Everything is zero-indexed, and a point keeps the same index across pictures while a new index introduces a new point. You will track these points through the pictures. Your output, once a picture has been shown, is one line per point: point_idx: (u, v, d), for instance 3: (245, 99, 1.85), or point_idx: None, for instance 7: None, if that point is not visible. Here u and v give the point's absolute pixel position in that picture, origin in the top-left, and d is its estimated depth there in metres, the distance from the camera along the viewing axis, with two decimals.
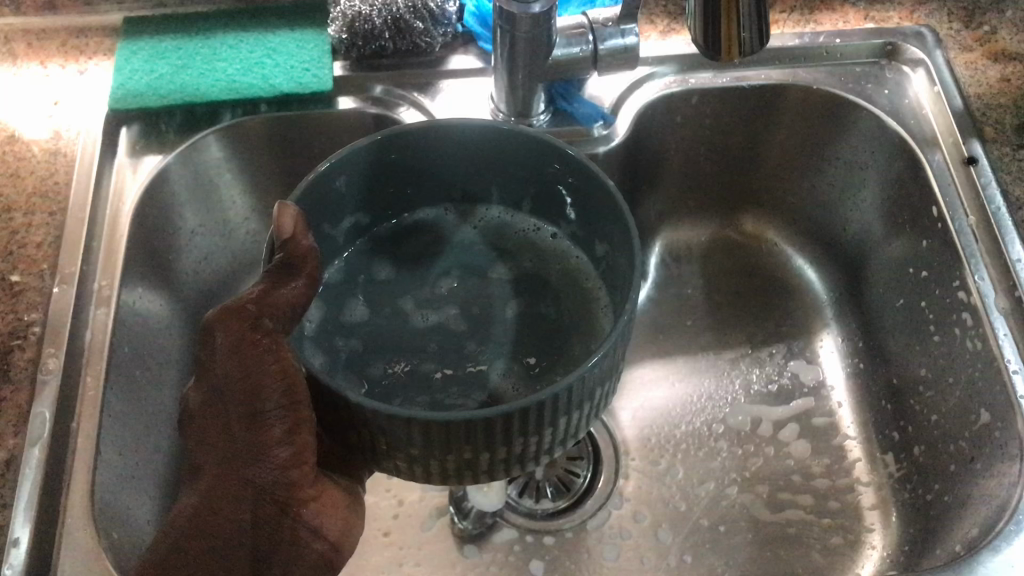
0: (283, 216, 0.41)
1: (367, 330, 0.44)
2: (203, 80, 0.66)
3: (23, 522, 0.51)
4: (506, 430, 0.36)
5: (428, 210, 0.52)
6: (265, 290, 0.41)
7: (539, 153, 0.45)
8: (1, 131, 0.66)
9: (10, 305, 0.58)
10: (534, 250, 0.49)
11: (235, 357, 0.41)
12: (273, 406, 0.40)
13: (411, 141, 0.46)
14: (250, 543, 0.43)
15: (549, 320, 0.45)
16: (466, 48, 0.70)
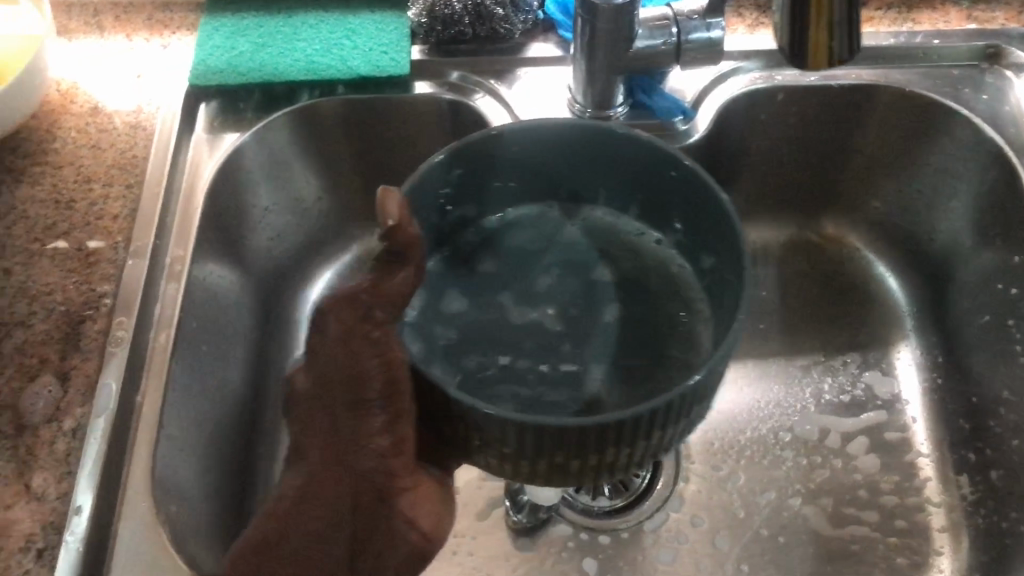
0: (385, 202, 0.39)
1: (472, 322, 0.47)
2: (283, 59, 0.67)
3: (86, 489, 0.52)
4: (603, 440, 0.37)
5: (532, 207, 0.54)
6: (374, 281, 0.40)
7: (657, 161, 0.47)
8: (85, 102, 0.68)
9: (85, 276, 0.60)
10: (636, 256, 0.53)
11: (342, 341, 0.40)
12: (378, 392, 0.39)
13: (528, 142, 0.48)
14: (346, 534, 0.41)
15: (646, 328, 0.48)
16: (547, 35, 0.70)
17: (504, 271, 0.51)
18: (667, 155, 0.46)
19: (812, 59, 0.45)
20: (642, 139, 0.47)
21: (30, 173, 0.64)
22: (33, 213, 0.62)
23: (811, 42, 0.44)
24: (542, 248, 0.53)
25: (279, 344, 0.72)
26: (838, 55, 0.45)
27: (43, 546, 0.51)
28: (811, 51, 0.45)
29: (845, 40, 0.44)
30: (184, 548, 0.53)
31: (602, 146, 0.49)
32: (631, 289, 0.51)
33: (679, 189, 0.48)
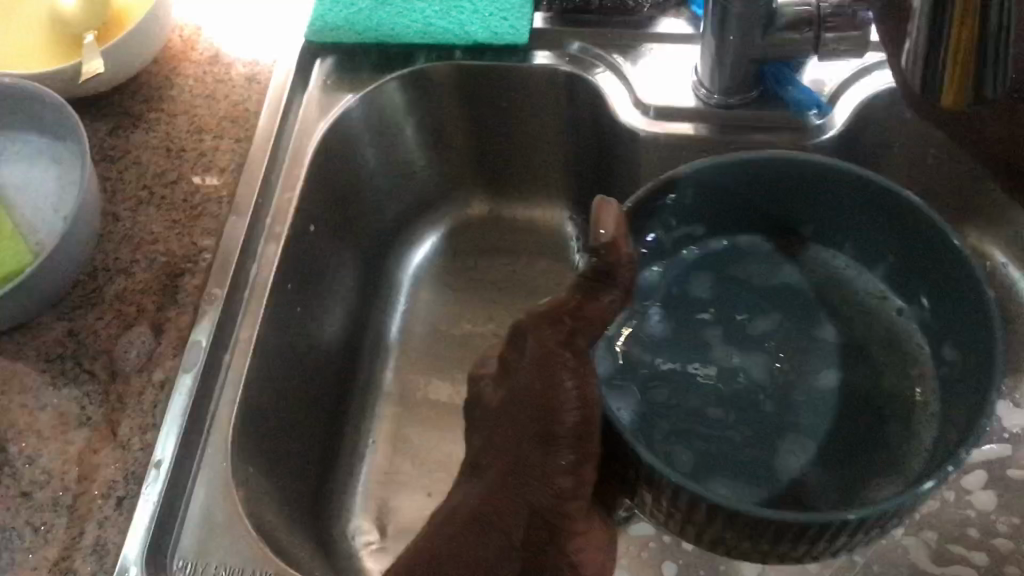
0: (603, 214, 0.45)
1: (673, 361, 0.54)
2: (401, 20, 0.65)
3: (167, 445, 0.53)
4: (802, 534, 0.41)
5: (746, 235, 0.58)
6: (580, 300, 0.45)
7: (886, 206, 0.51)
8: (206, 48, 0.68)
9: (188, 228, 0.60)
10: (862, 315, 0.56)
11: (542, 372, 0.45)
12: (567, 434, 0.44)
13: (767, 175, 0.53)
14: (514, 563, 0.44)
15: (861, 398, 0.53)
16: (679, 9, 0.65)
17: (720, 301, 0.57)
18: (929, 223, 0.49)
19: (947, 94, 0.39)
20: (908, 198, 0.50)
21: (147, 119, 0.65)
22: (145, 159, 0.63)
23: (948, 75, 0.39)
24: (766, 289, 0.57)
25: (377, 304, 0.73)
26: (978, 91, 0.39)
27: (124, 494, 0.52)
28: None
29: (986, 76, 0.39)
30: (256, 511, 0.54)
31: (845, 191, 0.52)
32: (857, 354, 0.55)
33: (934, 262, 0.50)
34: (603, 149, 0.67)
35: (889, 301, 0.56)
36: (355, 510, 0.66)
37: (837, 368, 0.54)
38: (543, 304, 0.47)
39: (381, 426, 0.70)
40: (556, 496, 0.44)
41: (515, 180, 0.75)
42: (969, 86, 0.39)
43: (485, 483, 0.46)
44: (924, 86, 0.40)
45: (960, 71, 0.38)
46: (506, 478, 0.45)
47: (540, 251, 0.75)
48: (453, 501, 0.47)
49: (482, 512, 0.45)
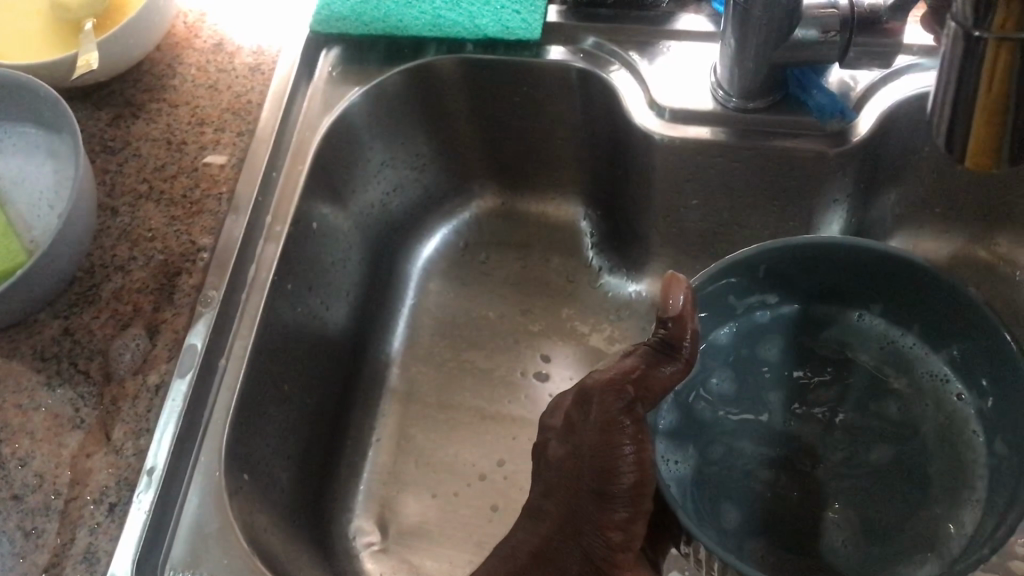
0: (672, 290, 0.49)
1: (721, 429, 0.58)
2: (410, 11, 0.63)
3: (159, 453, 0.52)
4: None
5: (791, 308, 0.59)
6: (643, 371, 0.48)
7: (934, 284, 0.52)
8: (210, 36, 0.66)
9: (186, 225, 0.59)
10: (925, 396, 0.56)
11: (601, 434, 0.47)
12: (622, 493, 0.45)
13: (815, 258, 0.54)
14: None
15: (910, 477, 0.54)
16: (699, 5, 0.62)
17: (788, 363, 0.60)
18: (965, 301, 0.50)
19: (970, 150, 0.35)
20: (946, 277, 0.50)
21: (147, 110, 0.63)
22: (145, 152, 0.61)
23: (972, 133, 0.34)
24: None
25: (384, 300, 0.71)
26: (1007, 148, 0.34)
27: (115, 501, 0.51)
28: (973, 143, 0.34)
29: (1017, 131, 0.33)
30: (250, 520, 0.53)
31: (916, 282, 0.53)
32: (906, 434, 0.55)
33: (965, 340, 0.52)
34: (618, 147, 0.64)
35: (950, 386, 0.55)
36: (357, 510, 0.65)
37: (890, 443, 0.56)
38: (604, 373, 0.49)
39: (384, 425, 0.68)
40: (605, 547, 0.46)
41: (538, 179, 0.72)
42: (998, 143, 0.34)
43: (546, 530, 0.48)
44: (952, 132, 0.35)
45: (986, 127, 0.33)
46: (563, 525, 0.48)
47: (552, 246, 0.73)
48: (518, 542, 0.49)
49: (544, 556, 0.48)
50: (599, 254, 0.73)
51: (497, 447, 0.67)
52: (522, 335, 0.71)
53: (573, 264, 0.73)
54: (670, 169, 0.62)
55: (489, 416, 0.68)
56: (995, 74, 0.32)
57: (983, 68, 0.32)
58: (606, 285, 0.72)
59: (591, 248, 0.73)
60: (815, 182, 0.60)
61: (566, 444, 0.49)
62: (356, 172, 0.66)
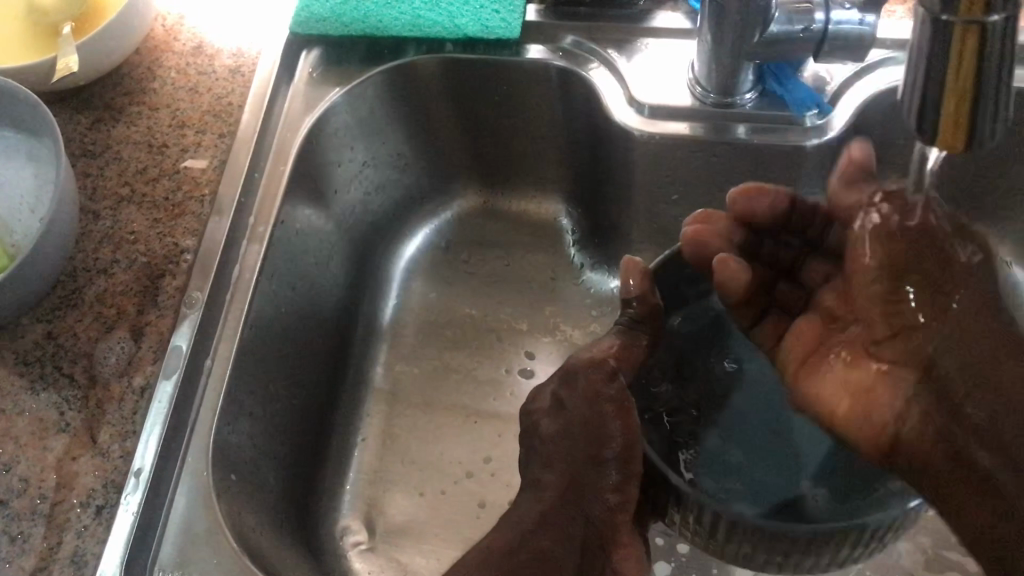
0: (631, 270, 0.51)
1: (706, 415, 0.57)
2: (390, 11, 0.63)
3: (146, 454, 0.52)
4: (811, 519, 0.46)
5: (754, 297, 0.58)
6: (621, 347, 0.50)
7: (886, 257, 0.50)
8: (189, 39, 0.66)
9: (169, 227, 0.59)
10: None
11: (588, 406, 0.48)
12: (613, 456, 0.46)
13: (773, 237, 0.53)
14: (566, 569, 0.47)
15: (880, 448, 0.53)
16: (676, 2, 0.63)
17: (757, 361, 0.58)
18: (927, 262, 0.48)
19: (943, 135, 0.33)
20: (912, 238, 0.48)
21: (127, 113, 0.63)
22: (127, 155, 0.61)
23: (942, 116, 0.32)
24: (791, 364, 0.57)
25: (367, 300, 0.72)
26: (979, 130, 0.33)
27: (103, 503, 0.51)
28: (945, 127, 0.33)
29: (988, 108, 0.32)
30: (238, 520, 0.53)
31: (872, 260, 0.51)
32: None
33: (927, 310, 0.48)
34: (598, 144, 0.65)
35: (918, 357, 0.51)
36: (344, 510, 0.65)
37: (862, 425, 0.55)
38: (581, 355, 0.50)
39: (370, 424, 0.69)
40: (606, 509, 0.46)
41: (518, 178, 0.73)
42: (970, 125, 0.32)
43: (551, 500, 0.48)
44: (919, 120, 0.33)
45: (959, 107, 0.32)
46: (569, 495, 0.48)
47: (534, 244, 0.74)
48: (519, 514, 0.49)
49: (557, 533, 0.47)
50: (580, 252, 0.73)
51: (483, 444, 0.67)
52: (506, 332, 0.71)
53: (555, 262, 0.74)
54: (650, 165, 0.62)
55: (474, 413, 0.68)
56: (963, 54, 0.30)
57: (952, 49, 0.30)
58: (589, 281, 0.73)
59: (573, 245, 0.74)
60: (792, 177, 0.60)
61: (558, 420, 0.50)
62: (337, 172, 0.66)
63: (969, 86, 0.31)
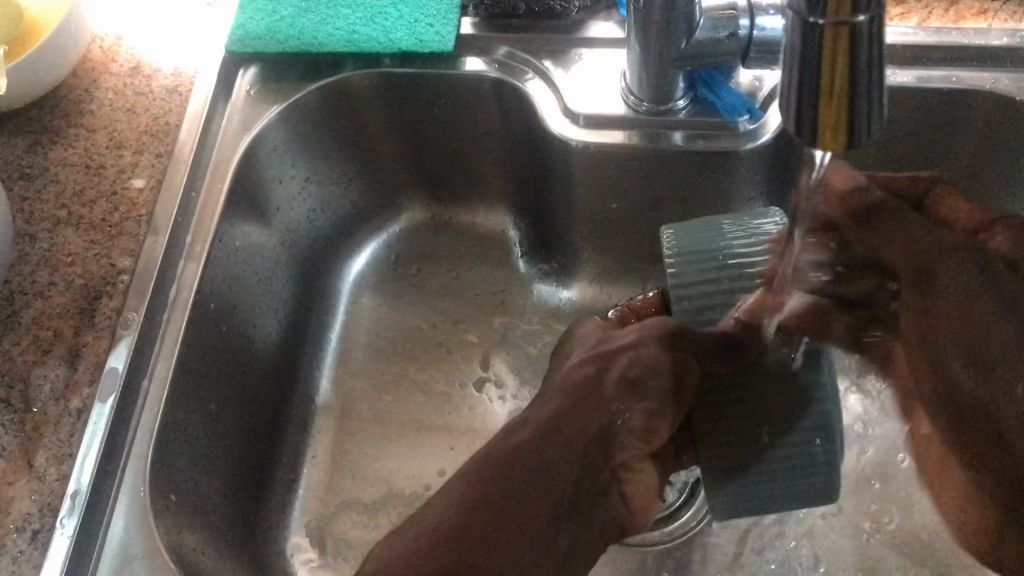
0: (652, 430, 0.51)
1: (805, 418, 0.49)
2: (324, 27, 0.64)
3: (81, 475, 0.51)
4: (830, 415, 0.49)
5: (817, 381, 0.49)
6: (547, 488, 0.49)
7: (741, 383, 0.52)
8: (127, 60, 0.67)
9: (106, 248, 0.59)
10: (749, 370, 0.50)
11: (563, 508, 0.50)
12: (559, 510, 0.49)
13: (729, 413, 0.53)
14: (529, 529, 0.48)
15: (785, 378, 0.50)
16: (609, 12, 0.63)
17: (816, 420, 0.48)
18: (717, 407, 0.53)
19: (822, 133, 0.30)
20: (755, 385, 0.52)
21: (65, 135, 0.63)
22: (64, 178, 0.61)
23: (821, 117, 0.30)
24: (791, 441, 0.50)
25: (316, 317, 0.71)
26: (861, 133, 0.30)
27: (38, 527, 0.50)
28: (826, 119, 0.30)
29: (863, 109, 0.30)
30: (176, 540, 0.53)
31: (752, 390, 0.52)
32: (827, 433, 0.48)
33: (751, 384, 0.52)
34: (537, 155, 0.65)
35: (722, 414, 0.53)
36: (294, 528, 0.64)
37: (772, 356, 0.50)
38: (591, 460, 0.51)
39: (319, 441, 0.68)
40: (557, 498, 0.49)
41: (458, 189, 0.73)
42: (848, 126, 0.30)
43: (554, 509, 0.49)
44: (796, 131, 0.31)
45: (837, 112, 0.30)
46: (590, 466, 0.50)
47: (481, 256, 0.74)
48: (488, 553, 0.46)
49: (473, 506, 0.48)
50: (528, 262, 0.73)
51: (431, 455, 0.67)
52: (455, 344, 0.71)
53: (504, 275, 0.74)
54: (590, 174, 0.62)
55: (421, 424, 0.68)
56: (835, 62, 0.29)
57: (823, 56, 0.29)
58: (538, 292, 0.73)
59: (520, 256, 0.73)
60: (729, 182, 0.61)
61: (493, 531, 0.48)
62: (279, 188, 0.66)
63: (847, 97, 0.30)
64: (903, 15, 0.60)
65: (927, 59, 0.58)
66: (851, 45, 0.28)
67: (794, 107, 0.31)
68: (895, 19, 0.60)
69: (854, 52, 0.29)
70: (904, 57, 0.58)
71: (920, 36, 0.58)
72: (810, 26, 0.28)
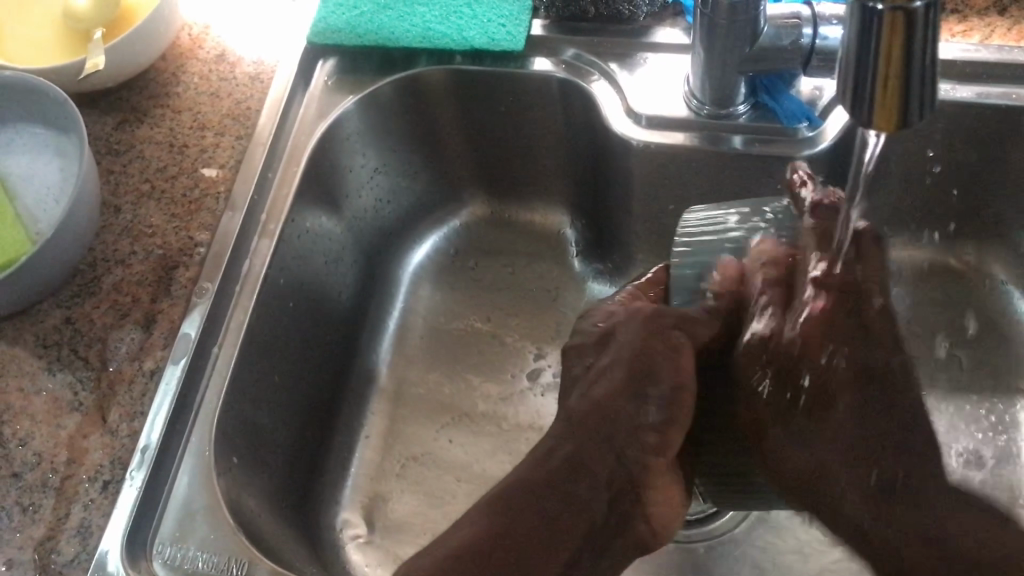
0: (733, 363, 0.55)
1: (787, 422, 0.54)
2: (401, 24, 0.67)
3: (153, 431, 0.54)
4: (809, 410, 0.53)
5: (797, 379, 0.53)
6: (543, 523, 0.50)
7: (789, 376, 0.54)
8: (213, 48, 0.70)
9: (185, 222, 0.62)
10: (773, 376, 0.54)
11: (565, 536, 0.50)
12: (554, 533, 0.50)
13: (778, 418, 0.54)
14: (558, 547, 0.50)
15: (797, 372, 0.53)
16: (676, 19, 0.65)
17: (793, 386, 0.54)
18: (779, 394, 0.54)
19: (878, 116, 0.33)
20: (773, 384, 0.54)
21: (152, 115, 0.67)
22: (149, 154, 0.65)
23: (876, 98, 0.32)
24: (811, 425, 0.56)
25: (375, 303, 0.74)
26: (912, 113, 0.33)
27: (109, 479, 0.53)
28: (881, 99, 0.32)
29: (916, 94, 0.32)
30: (235, 499, 0.55)
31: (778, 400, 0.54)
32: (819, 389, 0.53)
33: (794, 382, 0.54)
34: (599, 155, 0.67)
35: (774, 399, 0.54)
36: (344, 503, 0.67)
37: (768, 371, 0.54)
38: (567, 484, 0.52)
39: (373, 422, 0.70)
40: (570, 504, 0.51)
41: (519, 186, 0.75)
42: (901, 111, 0.32)
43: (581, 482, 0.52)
44: (852, 116, 0.34)
45: (891, 92, 0.32)
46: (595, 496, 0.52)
47: (538, 253, 0.76)
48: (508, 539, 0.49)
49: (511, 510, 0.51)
50: (584, 261, 0.75)
51: (480, 442, 0.69)
52: (509, 336, 0.74)
53: (559, 272, 0.76)
54: (649, 175, 0.64)
55: (472, 411, 0.70)
56: (891, 45, 0.31)
57: (880, 40, 0.31)
58: (594, 291, 0.75)
59: (576, 255, 0.75)
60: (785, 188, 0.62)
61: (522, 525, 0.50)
62: (349, 176, 0.69)
63: (901, 78, 0.32)
64: (965, 32, 0.61)
65: (987, 76, 0.59)
66: (906, 30, 0.30)
67: (852, 88, 0.33)
68: (958, 36, 0.61)
69: (909, 36, 0.31)
70: (965, 73, 0.59)
71: (983, 53, 0.59)
72: (870, 11, 0.31)
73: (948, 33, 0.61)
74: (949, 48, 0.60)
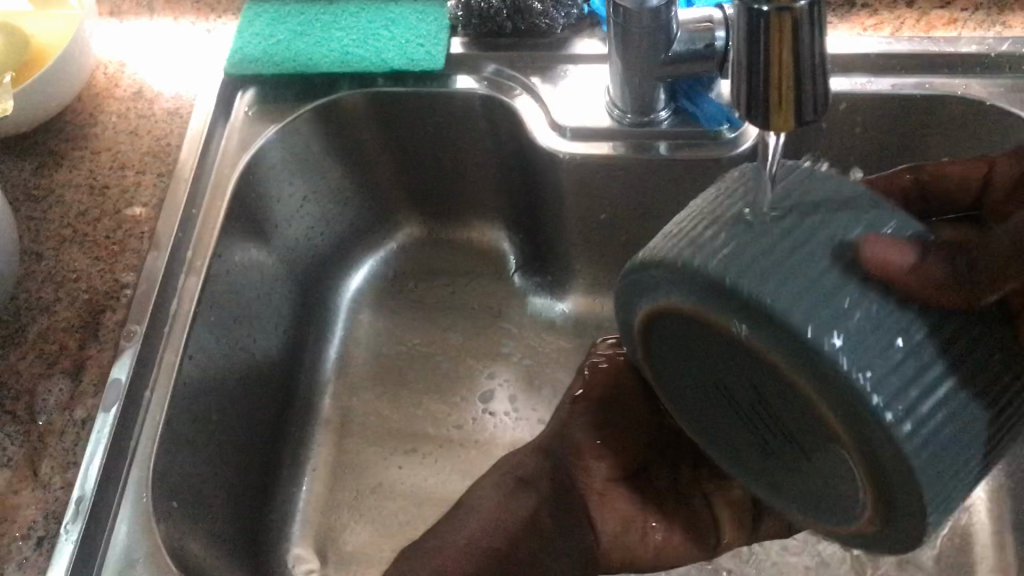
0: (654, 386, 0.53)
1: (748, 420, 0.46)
2: (318, 50, 0.66)
3: (86, 482, 0.52)
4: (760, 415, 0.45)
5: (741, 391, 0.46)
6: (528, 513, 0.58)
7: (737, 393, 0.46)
8: (130, 84, 0.69)
9: (109, 264, 0.60)
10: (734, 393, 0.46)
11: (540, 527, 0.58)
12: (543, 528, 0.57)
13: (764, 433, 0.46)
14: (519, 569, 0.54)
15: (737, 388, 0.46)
16: (593, 30, 0.66)
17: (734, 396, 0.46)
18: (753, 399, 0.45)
19: (775, 117, 0.33)
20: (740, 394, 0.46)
21: (70, 157, 0.65)
22: (69, 198, 0.63)
23: (772, 97, 0.32)
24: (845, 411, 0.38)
25: (314, 332, 0.73)
26: (809, 112, 0.33)
27: (43, 534, 0.51)
28: (775, 97, 0.32)
29: (810, 94, 0.32)
30: (177, 546, 0.54)
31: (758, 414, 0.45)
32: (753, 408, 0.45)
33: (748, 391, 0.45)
34: (527, 170, 0.67)
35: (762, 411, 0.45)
36: (294, 539, 0.66)
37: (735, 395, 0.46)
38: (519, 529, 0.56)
39: (319, 454, 0.69)
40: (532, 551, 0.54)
41: (449, 204, 0.75)
42: (797, 107, 0.32)
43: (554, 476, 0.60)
44: (751, 118, 0.34)
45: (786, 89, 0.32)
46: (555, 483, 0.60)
47: (476, 271, 0.76)
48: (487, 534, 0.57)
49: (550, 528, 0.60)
50: (523, 276, 0.75)
51: (428, 466, 0.68)
52: (452, 357, 0.73)
53: (497, 287, 0.75)
54: (578, 186, 0.64)
55: (418, 435, 0.70)
56: (782, 42, 0.31)
57: (770, 38, 0.31)
58: (534, 306, 0.74)
59: (514, 270, 0.75)
60: None
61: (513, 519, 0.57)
62: (277, 207, 0.68)
63: (793, 76, 0.32)
64: (877, 25, 0.62)
65: (900, 67, 0.60)
66: (795, 28, 0.31)
67: (748, 89, 0.33)
68: (869, 29, 0.62)
69: (798, 33, 0.31)
70: (878, 65, 0.60)
71: (896, 46, 0.60)
72: (758, 11, 0.31)
73: (860, 28, 0.62)
74: (861, 43, 0.60)
